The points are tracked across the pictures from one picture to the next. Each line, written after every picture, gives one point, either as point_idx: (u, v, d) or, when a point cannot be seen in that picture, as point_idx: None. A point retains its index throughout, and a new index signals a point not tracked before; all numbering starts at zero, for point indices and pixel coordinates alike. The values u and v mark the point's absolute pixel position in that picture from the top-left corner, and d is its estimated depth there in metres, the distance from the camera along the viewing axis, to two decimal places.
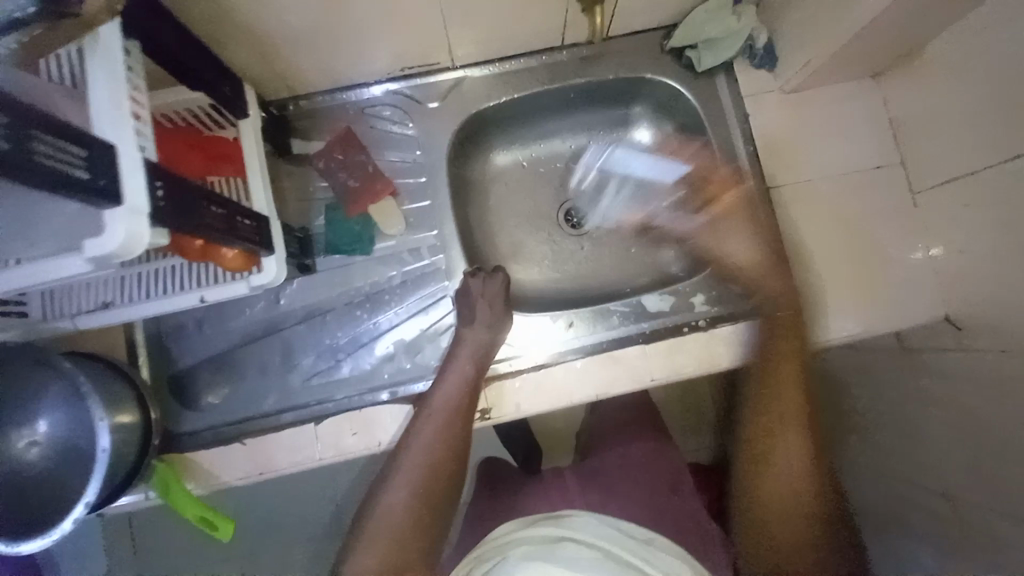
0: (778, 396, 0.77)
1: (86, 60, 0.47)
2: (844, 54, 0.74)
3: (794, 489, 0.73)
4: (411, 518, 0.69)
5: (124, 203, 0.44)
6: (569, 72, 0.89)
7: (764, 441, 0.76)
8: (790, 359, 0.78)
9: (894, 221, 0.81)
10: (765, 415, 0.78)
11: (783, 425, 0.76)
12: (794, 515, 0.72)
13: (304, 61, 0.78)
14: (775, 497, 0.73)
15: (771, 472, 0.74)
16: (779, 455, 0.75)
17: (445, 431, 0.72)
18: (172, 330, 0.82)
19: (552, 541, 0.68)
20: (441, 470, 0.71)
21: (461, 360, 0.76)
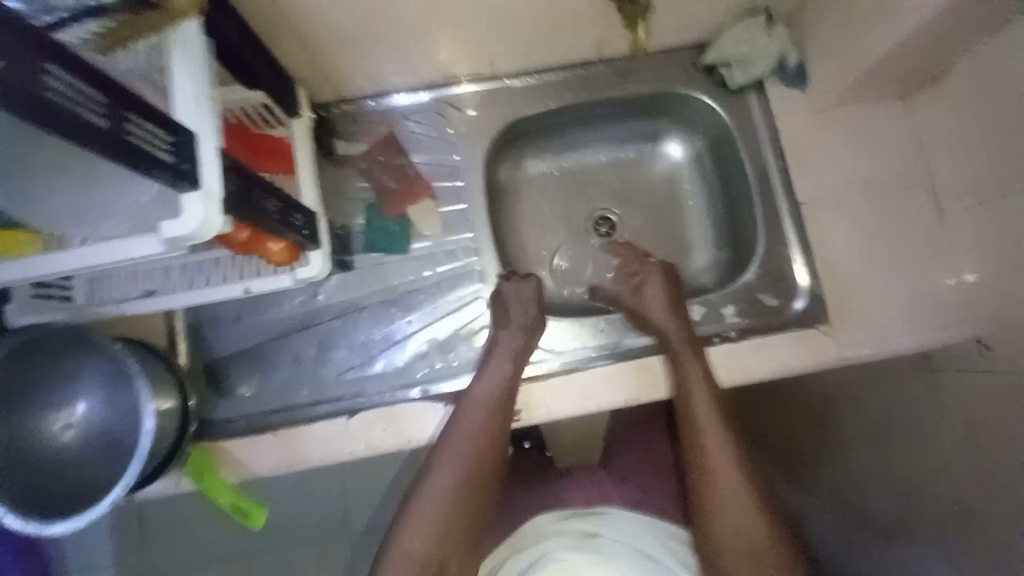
0: (700, 413, 0.76)
1: (173, 52, 0.50)
2: (873, 74, 0.76)
3: (738, 498, 0.74)
4: (449, 507, 0.72)
5: (201, 186, 0.47)
6: (603, 85, 0.92)
7: (699, 456, 0.77)
8: (709, 381, 0.76)
9: (925, 240, 0.81)
10: (693, 432, 0.78)
11: (711, 438, 0.77)
12: (743, 522, 0.73)
13: (353, 66, 0.82)
14: (722, 505, 0.74)
15: (712, 483, 0.76)
16: (716, 465, 0.76)
17: (482, 428, 0.74)
18: (211, 321, 0.84)
19: (587, 535, 0.79)
20: (476, 466, 0.73)
21: (499, 361, 0.77)
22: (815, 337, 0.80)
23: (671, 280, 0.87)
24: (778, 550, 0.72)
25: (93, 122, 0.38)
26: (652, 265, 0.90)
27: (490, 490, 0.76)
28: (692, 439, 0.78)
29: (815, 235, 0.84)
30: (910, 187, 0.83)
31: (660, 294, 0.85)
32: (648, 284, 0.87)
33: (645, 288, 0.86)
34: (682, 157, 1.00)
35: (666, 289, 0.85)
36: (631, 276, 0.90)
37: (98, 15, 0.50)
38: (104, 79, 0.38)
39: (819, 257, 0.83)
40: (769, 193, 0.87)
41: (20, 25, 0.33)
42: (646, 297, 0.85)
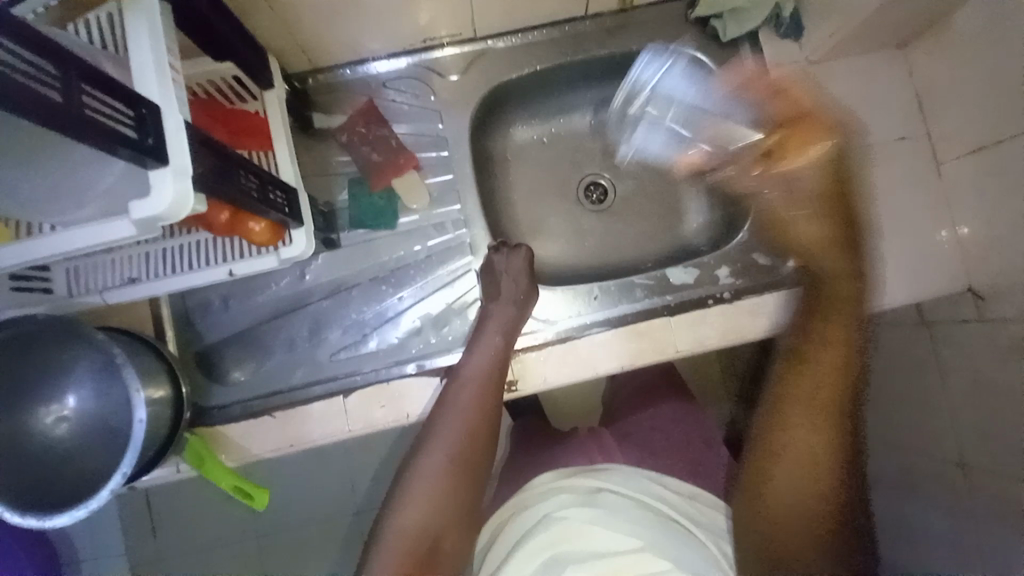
0: (808, 381, 0.73)
1: (126, 17, 0.46)
2: (872, 22, 0.74)
3: (812, 475, 0.70)
4: (444, 483, 0.70)
5: (170, 164, 0.44)
6: (592, 43, 0.88)
7: (782, 424, 0.73)
8: (838, 336, 0.74)
9: (919, 195, 0.81)
10: (787, 400, 0.74)
11: (798, 412, 0.72)
12: (794, 497, 0.70)
13: (326, 32, 0.77)
14: (787, 478, 0.71)
15: (784, 452, 0.72)
16: (798, 437, 0.71)
17: (479, 400, 0.73)
18: (198, 306, 0.82)
19: (592, 492, 0.78)
20: (475, 438, 0.72)
21: (491, 334, 0.76)
22: (809, 296, 0.81)
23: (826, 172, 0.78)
24: (828, 534, 0.68)
25: (46, 95, 0.35)
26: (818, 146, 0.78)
27: (487, 463, 0.74)
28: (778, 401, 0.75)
29: None
30: (905, 140, 0.81)
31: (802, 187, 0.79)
32: (785, 174, 0.80)
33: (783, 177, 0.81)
34: None
35: (816, 183, 0.78)
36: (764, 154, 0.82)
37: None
38: (52, 47, 0.35)
39: None
40: None
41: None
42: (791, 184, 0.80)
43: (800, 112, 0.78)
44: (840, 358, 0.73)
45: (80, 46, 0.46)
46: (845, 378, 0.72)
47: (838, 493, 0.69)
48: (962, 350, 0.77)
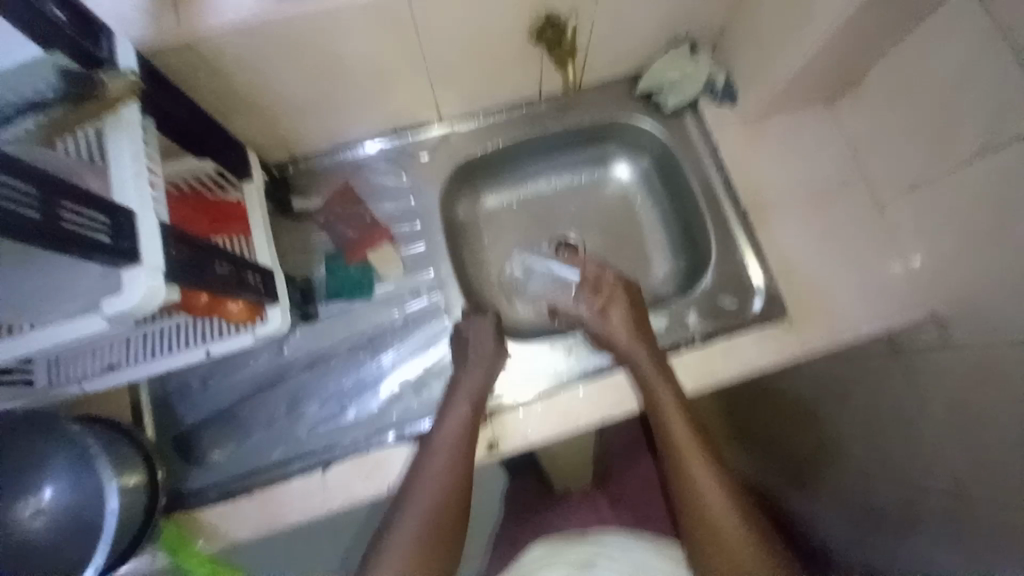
0: (677, 433, 0.75)
1: (113, 135, 0.52)
2: (794, 86, 0.83)
3: (720, 506, 0.72)
4: (411, 571, 0.67)
5: (143, 261, 0.48)
6: (550, 119, 0.97)
7: (681, 479, 0.74)
8: (672, 380, 0.77)
9: (866, 233, 0.86)
10: (682, 478, 0.74)
11: (691, 463, 0.74)
12: (739, 556, 0.69)
13: (304, 127, 0.85)
14: (717, 539, 0.70)
15: (701, 513, 0.72)
16: (716, 511, 0.71)
17: (447, 472, 0.71)
18: (177, 388, 0.83)
19: (581, 566, 0.78)
20: (451, 510, 0.71)
21: (457, 402, 0.76)
22: (776, 338, 0.84)
23: (633, 302, 0.87)
24: None
25: (26, 214, 0.38)
26: (612, 286, 0.89)
27: (460, 543, 0.72)
28: (672, 457, 0.76)
29: (763, 240, 0.88)
30: (844, 183, 0.89)
31: (624, 321, 0.84)
32: (611, 310, 0.86)
33: (608, 315, 0.85)
34: (630, 178, 1.05)
35: (631, 313, 0.85)
36: (596, 294, 0.90)
37: (39, 110, 0.51)
38: (33, 172, 0.39)
39: (770, 260, 0.87)
40: (716, 203, 0.93)
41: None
42: (611, 324, 0.84)
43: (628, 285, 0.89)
44: (675, 397, 0.76)
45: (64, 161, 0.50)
46: (689, 405, 0.77)
47: (754, 542, 0.69)
48: (935, 378, 0.78)
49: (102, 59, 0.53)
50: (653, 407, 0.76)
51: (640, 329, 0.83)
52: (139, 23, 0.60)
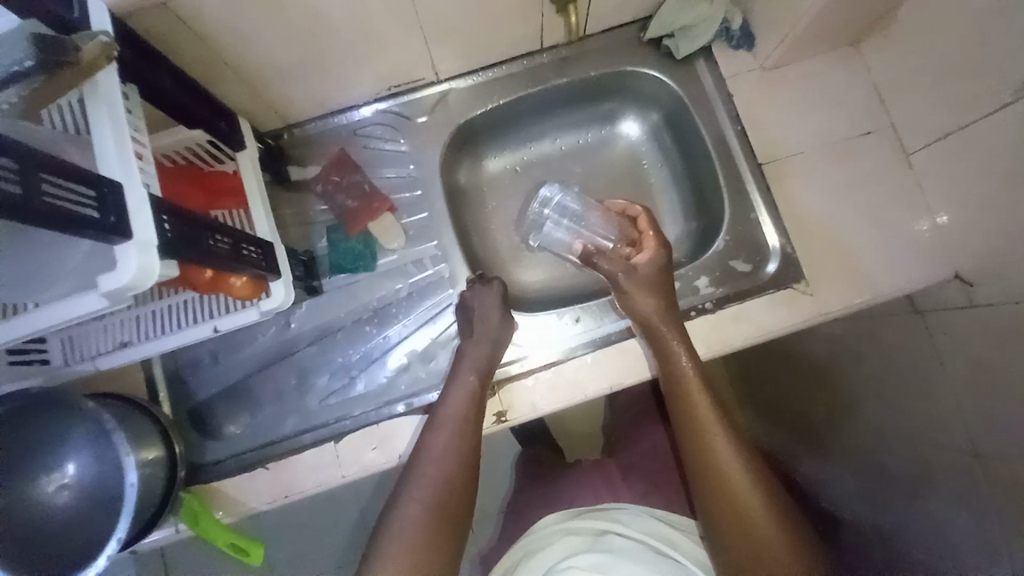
0: (684, 379, 0.75)
1: (90, 103, 0.49)
2: (817, 25, 0.77)
3: (724, 450, 0.72)
4: (421, 537, 0.65)
5: (134, 237, 0.46)
6: (553, 74, 0.91)
7: (687, 423, 0.75)
8: (680, 328, 0.77)
9: (890, 186, 0.82)
10: (689, 422, 0.75)
11: (698, 407, 0.75)
12: (742, 497, 0.69)
13: (295, 91, 0.81)
14: (721, 481, 0.71)
15: (707, 457, 0.72)
16: (731, 473, 0.71)
17: (457, 443, 0.71)
18: (188, 363, 0.83)
19: (598, 534, 0.78)
20: (461, 477, 0.70)
21: (466, 373, 0.76)
22: (791, 299, 0.81)
23: (665, 254, 0.83)
24: (791, 529, 0.67)
25: (5, 189, 0.36)
26: (649, 239, 0.85)
27: (470, 517, 0.71)
28: (678, 403, 0.76)
29: (778, 195, 0.85)
30: (870, 133, 0.84)
31: (650, 273, 0.81)
32: (640, 260, 0.83)
33: (636, 265, 0.83)
34: (639, 135, 1.00)
35: (660, 264, 0.82)
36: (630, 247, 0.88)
37: (15, 83, 0.45)
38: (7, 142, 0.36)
39: (786, 218, 0.84)
40: (729, 159, 0.88)
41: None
42: (637, 273, 0.82)
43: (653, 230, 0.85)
44: (682, 343, 0.76)
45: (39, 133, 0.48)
46: (697, 352, 0.77)
47: (757, 485, 0.70)
48: (956, 335, 0.75)
49: (74, 22, 0.50)
50: (670, 368, 0.76)
51: (660, 277, 0.81)
52: None
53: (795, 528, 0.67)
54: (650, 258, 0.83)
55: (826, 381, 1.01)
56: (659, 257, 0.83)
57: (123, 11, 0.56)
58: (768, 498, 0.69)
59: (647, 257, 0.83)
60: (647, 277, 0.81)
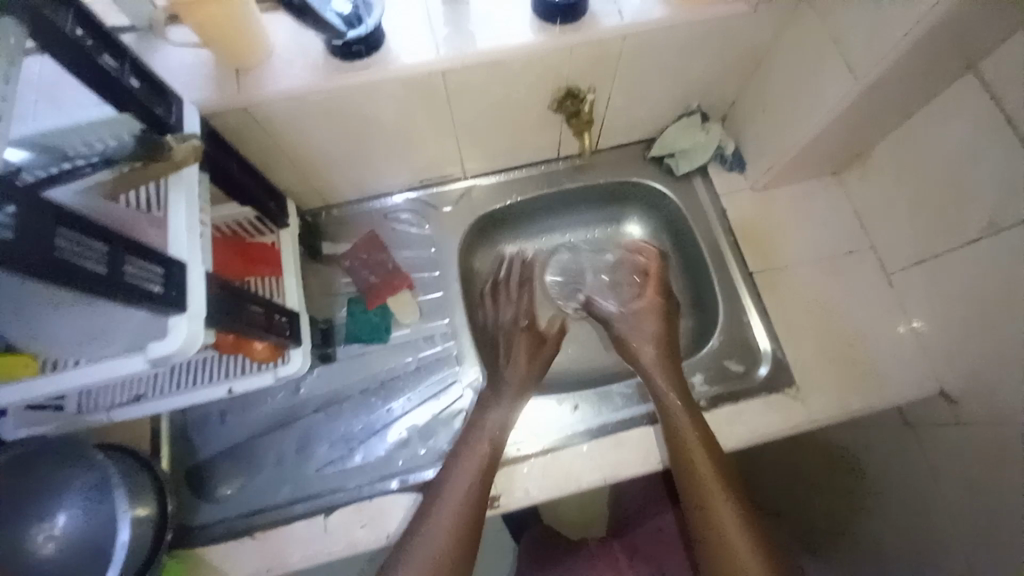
0: (683, 437, 0.77)
1: (166, 188, 0.56)
2: (800, 158, 0.88)
3: (723, 511, 0.73)
4: None
5: (187, 309, 0.51)
6: (567, 179, 1.02)
7: (688, 480, 0.75)
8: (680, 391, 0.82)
9: (874, 302, 0.89)
10: (689, 480, 0.75)
11: (700, 463, 0.75)
12: (743, 559, 0.70)
13: (339, 181, 0.91)
14: (722, 543, 0.71)
15: (710, 519, 0.73)
16: (732, 536, 0.71)
17: (466, 492, 0.74)
18: (197, 421, 0.85)
19: None
20: (466, 526, 0.72)
21: (477, 443, 0.78)
22: (785, 403, 0.85)
23: (665, 317, 0.95)
24: None
25: (92, 270, 0.41)
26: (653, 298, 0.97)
27: None
28: (679, 460, 0.76)
29: (771, 303, 0.91)
30: (852, 252, 0.93)
31: (651, 330, 0.93)
32: (643, 317, 0.95)
33: (640, 319, 0.95)
34: (642, 236, 1.09)
35: (659, 325, 0.94)
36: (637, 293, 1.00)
37: (108, 165, 0.54)
38: (103, 231, 0.42)
39: (778, 325, 0.90)
40: (725, 266, 0.96)
41: (32, 200, 0.36)
42: (639, 329, 0.94)
43: (664, 290, 0.97)
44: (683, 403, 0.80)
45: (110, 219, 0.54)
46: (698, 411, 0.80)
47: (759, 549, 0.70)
48: (948, 450, 0.78)
49: (169, 123, 0.57)
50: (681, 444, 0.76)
51: (659, 332, 0.93)
52: (206, 87, 0.67)
53: None
54: (652, 315, 0.95)
55: (824, 487, 1.01)
56: (659, 311, 0.96)
57: (210, 111, 0.67)
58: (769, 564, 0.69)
59: (650, 313, 0.96)
60: (647, 329, 0.94)
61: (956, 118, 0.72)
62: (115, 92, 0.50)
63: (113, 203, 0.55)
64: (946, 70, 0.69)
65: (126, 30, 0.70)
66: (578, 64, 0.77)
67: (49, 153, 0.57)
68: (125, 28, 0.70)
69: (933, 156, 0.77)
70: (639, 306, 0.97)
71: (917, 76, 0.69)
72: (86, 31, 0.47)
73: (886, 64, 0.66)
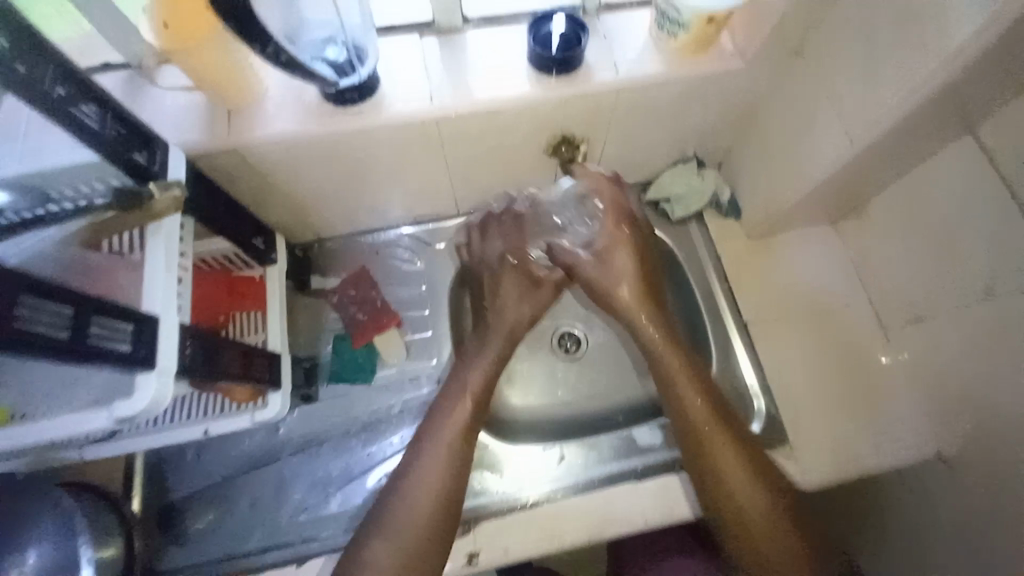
0: (669, 364, 0.79)
1: (145, 237, 0.55)
2: (796, 210, 0.87)
3: (715, 444, 0.73)
4: (422, 512, 0.70)
5: (157, 366, 0.50)
6: None
7: (675, 406, 0.77)
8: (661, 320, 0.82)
9: (870, 358, 0.87)
10: (677, 407, 0.77)
11: (686, 391, 0.77)
12: (738, 482, 0.71)
13: (331, 216, 0.90)
14: (718, 474, 0.72)
15: (707, 454, 0.73)
16: (728, 469, 0.71)
17: (455, 428, 0.76)
18: (171, 458, 0.83)
19: None
20: (462, 461, 0.74)
21: (462, 393, 0.79)
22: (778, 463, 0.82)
23: (639, 253, 0.84)
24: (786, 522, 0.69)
25: (54, 336, 0.40)
26: (619, 233, 0.85)
27: None
28: (667, 390, 0.78)
29: (765, 356, 0.90)
30: (848, 304, 0.91)
31: (625, 265, 0.84)
32: (613, 254, 0.84)
33: (609, 258, 0.85)
34: None
35: (634, 263, 0.84)
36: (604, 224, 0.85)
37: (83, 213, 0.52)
38: (69, 293, 0.41)
39: (772, 379, 0.88)
40: (719, 315, 0.94)
41: None
42: (609, 270, 0.84)
43: (627, 217, 0.85)
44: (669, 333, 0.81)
45: (61, 274, 0.52)
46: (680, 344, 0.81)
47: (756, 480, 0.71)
48: None
49: (152, 171, 0.56)
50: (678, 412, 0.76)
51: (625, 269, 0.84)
52: (196, 128, 0.67)
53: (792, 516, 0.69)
54: (620, 254, 0.84)
55: None
56: (636, 245, 0.85)
57: (197, 153, 0.67)
58: (767, 491, 0.70)
59: (618, 250, 0.84)
60: (618, 269, 0.84)
61: (948, 183, 0.71)
62: (94, 139, 0.49)
63: (92, 252, 0.54)
64: (939, 136, 0.69)
65: (119, 67, 0.69)
66: (572, 112, 0.77)
67: (27, 195, 0.56)
68: (119, 65, 0.69)
69: (927, 217, 0.76)
70: (601, 239, 0.85)
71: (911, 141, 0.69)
72: (66, 84, 0.46)
73: (881, 130, 0.65)
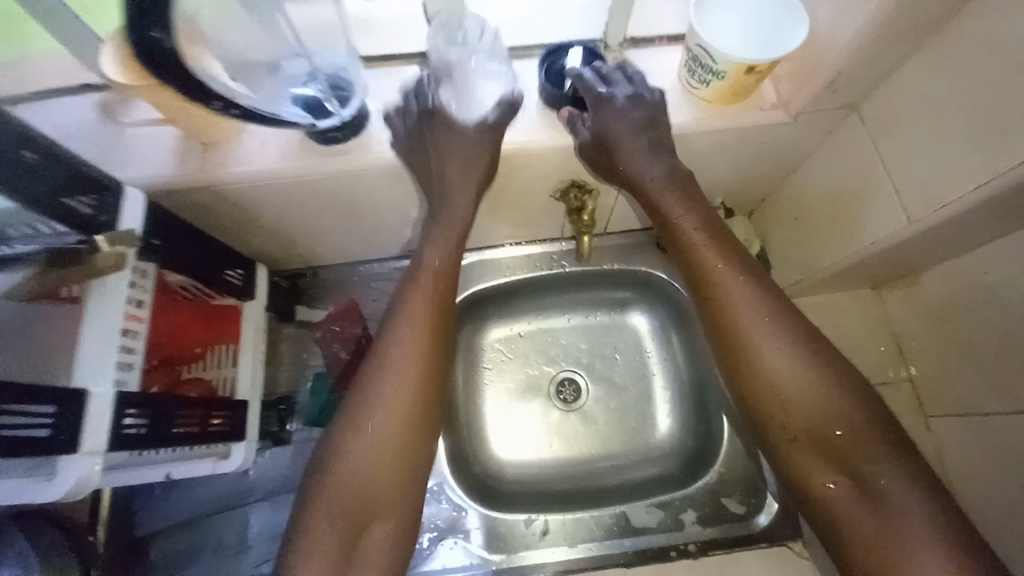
0: (695, 238, 0.65)
1: (88, 297, 0.52)
2: (835, 276, 0.77)
3: (753, 349, 0.59)
4: (384, 462, 0.57)
5: (80, 449, 0.46)
6: (570, 261, 0.93)
7: (708, 298, 0.63)
8: (693, 188, 0.66)
9: None
10: (715, 299, 0.62)
11: (718, 276, 0.63)
12: (787, 380, 0.57)
13: (320, 248, 0.84)
14: (761, 378, 0.59)
15: (745, 358, 0.60)
16: (770, 368, 0.58)
17: (409, 359, 0.61)
18: (140, 492, 0.80)
19: None
20: (412, 401, 0.60)
21: (410, 319, 0.64)
22: (783, 561, 0.76)
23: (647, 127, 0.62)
24: (863, 424, 0.54)
25: None
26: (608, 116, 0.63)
27: None
28: (701, 283, 0.64)
29: None
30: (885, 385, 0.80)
31: (639, 147, 0.63)
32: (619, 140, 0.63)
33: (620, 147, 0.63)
34: (649, 329, 0.98)
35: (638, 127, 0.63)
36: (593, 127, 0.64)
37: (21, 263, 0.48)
38: None
39: None
40: None
41: None
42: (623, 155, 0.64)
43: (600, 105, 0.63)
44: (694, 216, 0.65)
45: None
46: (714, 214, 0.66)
47: (817, 380, 0.57)
48: None
49: (100, 221, 0.51)
50: (710, 302, 0.63)
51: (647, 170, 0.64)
52: (167, 160, 0.61)
53: (868, 415, 0.55)
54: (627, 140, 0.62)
55: None
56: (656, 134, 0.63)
57: (164, 188, 0.61)
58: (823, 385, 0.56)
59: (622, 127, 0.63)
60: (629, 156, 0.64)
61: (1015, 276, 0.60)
62: (30, 189, 0.42)
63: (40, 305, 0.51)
64: None
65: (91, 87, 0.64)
66: None
67: None
68: (92, 85, 0.64)
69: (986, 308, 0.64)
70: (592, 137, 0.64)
71: (981, 228, 0.57)
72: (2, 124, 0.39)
73: (947, 214, 0.54)
